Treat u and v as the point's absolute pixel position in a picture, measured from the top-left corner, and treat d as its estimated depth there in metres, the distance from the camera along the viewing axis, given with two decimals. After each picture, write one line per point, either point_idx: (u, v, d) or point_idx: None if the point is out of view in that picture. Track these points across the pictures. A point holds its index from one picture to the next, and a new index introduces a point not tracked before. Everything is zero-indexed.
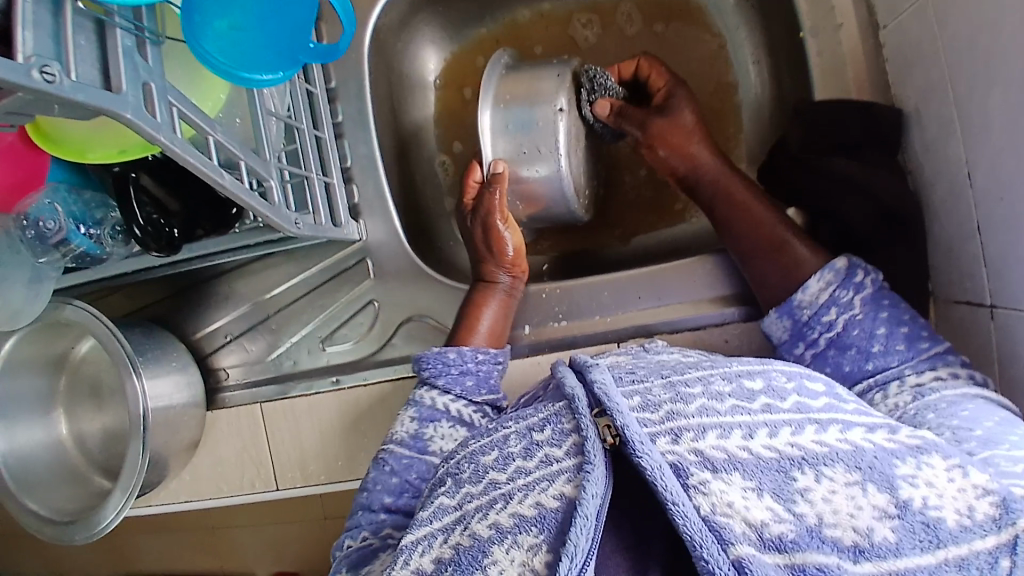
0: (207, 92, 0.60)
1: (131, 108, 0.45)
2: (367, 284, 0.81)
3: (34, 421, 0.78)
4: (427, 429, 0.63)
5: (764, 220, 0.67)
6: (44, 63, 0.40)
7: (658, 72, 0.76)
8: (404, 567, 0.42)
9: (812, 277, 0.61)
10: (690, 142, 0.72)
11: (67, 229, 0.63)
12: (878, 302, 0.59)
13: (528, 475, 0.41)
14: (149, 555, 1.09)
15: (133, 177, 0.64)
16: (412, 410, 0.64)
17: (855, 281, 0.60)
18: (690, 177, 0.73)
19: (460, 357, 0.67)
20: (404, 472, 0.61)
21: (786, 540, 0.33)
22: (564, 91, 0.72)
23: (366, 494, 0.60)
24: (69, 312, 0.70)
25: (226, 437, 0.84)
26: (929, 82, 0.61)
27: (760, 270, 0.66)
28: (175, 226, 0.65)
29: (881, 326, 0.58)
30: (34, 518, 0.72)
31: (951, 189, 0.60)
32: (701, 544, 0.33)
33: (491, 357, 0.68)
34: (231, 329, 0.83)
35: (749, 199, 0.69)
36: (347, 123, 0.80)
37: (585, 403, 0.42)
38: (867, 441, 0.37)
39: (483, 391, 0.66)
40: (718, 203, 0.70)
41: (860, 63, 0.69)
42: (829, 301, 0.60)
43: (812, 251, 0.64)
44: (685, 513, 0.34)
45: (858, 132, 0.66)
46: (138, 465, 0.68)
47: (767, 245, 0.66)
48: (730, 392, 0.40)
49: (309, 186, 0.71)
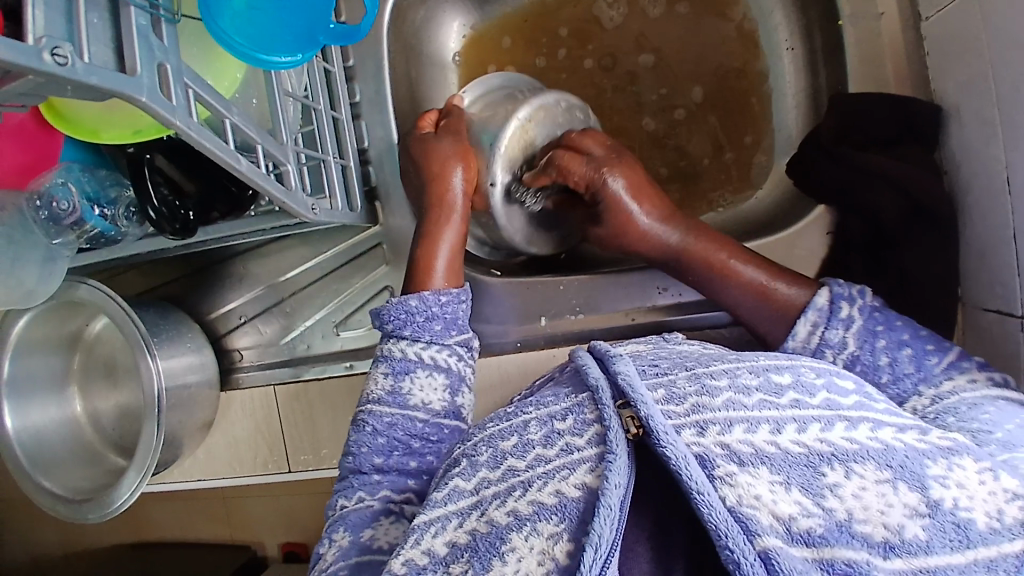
0: (222, 71, 0.59)
1: (146, 90, 0.45)
2: (383, 270, 0.80)
3: (49, 399, 0.78)
4: (404, 383, 0.59)
5: (737, 275, 0.65)
6: (55, 44, 0.40)
7: (578, 166, 0.68)
8: (415, 546, 0.42)
9: (798, 320, 0.60)
10: (638, 220, 0.68)
11: (82, 209, 0.63)
12: (872, 330, 0.58)
13: (548, 463, 0.41)
14: (162, 523, 1.08)
15: (147, 157, 0.64)
16: (384, 367, 0.60)
17: (842, 317, 0.59)
18: (647, 254, 0.70)
19: (423, 304, 0.61)
20: (388, 431, 0.58)
21: (814, 535, 0.33)
22: (496, 166, 0.72)
23: (353, 457, 0.58)
24: (83, 291, 0.71)
25: (239, 418, 0.84)
26: (969, 80, 0.60)
27: (750, 320, 0.65)
28: (190, 208, 0.65)
29: (883, 356, 0.56)
30: (47, 496, 0.73)
31: (986, 193, 0.59)
32: (726, 535, 0.33)
33: (456, 297, 0.63)
34: (245, 310, 0.83)
35: (714, 257, 0.66)
36: (364, 103, 0.79)
37: (609, 394, 0.42)
38: (897, 440, 0.36)
39: (453, 332, 0.62)
40: (685, 272, 0.68)
41: (898, 54, 0.69)
42: (821, 343, 0.59)
43: (794, 290, 0.62)
44: (710, 502, 0.34)
45: (892, 125, 0.66)
46: (152, 445, 0.68)
47: (749, 297, 0.64)
48: (758, 385, 0.39)
49: (326, 169, 0.70)
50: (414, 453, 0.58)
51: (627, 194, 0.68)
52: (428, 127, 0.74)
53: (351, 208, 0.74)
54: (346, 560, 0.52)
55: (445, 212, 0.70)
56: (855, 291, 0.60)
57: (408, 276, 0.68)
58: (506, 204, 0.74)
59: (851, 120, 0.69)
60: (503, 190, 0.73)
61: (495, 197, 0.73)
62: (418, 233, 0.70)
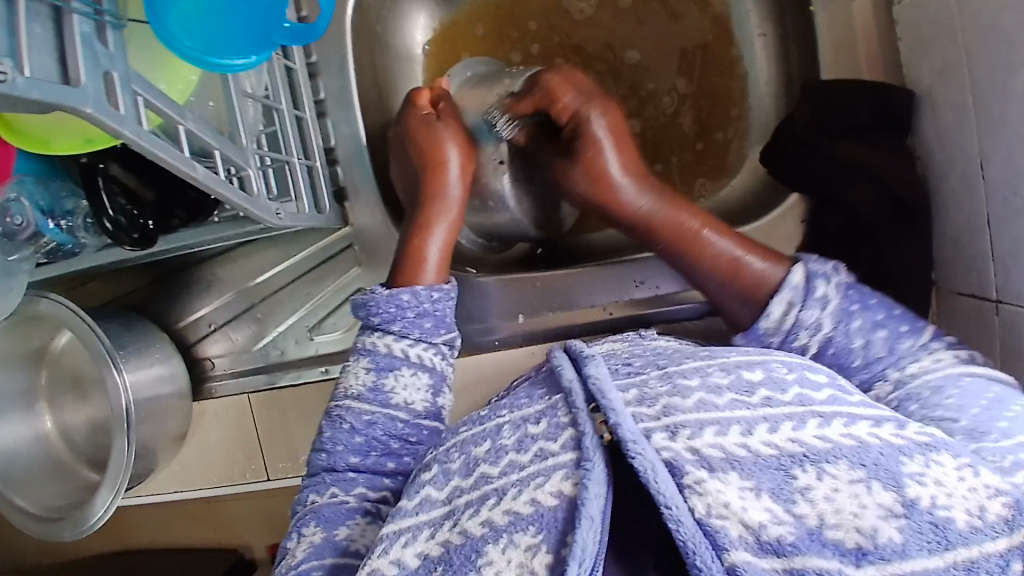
0: (174, 74, 0.56)
1: (92, 102, 0.43)
2: (354, 272, 0.79)
3: (17, 417, 0.76)
4: (386, 380, 0.57)
5: (711, 246, 0.61)
6: None
7: (566, 93, 0.66)
8: (382, 556, 0.41)
9: (773, 299, 0.55)
10: (612, 173, 0.66)
11: (36, 223, 0.61)
12: (847, 310, 0.54)
13: (520, 470, 0.40)
14: (148, 527, 1.04)
15: (101, 166, 0.61)
16: (366, 361, 0.57)
17: (818, 296, 0.54)
18: (614, 217, 0.67)
19: (414, 299, 0.59)
20: (367, 430, 0.56)
21: (785, 544, 0.32)
22: (503, 140, 0.71)
23: (327, 455, 0.56)
24: (43, 306, 0.69)
25: (212, 427, 0.83)
26: (945, 64, 0.59)
27: (716, 296, 0.61)
28: (149, 217, 0.63)
29: (857, 338, 0.53)
30: (18, 511, 0.72)
31: (965, 176, 0.58)
32: (694, 551, 0.33)
33: (446, 293, 0.61)
34: (214, 318, 0.81)
35: (688, 229, 0.62)
36: (329, 101, 0.76)
37: (581, 397, 0.42)
38: (872, 436, 0.35)
39: (442, 331, 0.60)
40: (659, 249, 0.64)
41: (871, 38, 0.68)
42: (796, 325, 0.54)
43: (769, 264, 0.58)
44: (679, 517, 0.33)
45: (866, 113, 0.64)
46: (124, 457, 0.66)
47: (720, 276, 0.60)
48: (729, 384, 0.38)
49: (291, 172, 0.68)
50: (391, 453, 0.56)
51: (609, 152, 0.66)
52: (425, 105, 0.70)
53: (319, 211, 0.72)
54: (320, 560, 0.49)
55: (443, 208, 0.67)
56: (832, 266, 0.55)
57: (397, 266, 0.65)
58: (514, 184, 0.74)
59: (830, 109, 0.66)
60: (511, 171, 0.73)
61: (501, 175, 0.73)
62: (409, 226, 0.68)
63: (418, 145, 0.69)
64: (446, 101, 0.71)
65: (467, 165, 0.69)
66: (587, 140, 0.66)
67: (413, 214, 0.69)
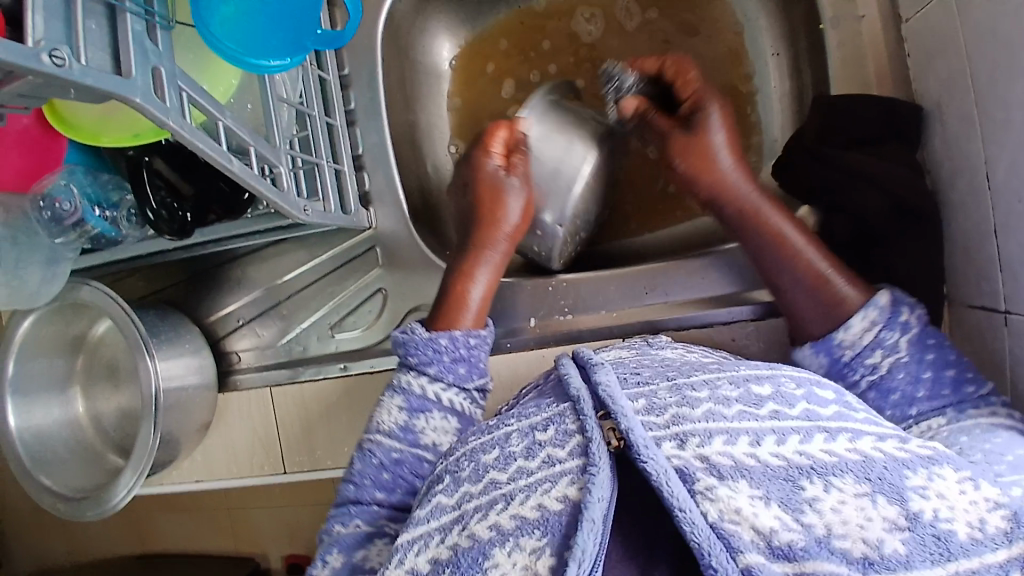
0: (214, 76, 0.59)
1: (140, 92, 0.45)
2: (377, 272, 0.81)
3: (52, 400, 0.80)
4: (417, 420, 0.58)
5: (808, 253, 0.60)
6: (52, 46, 0.40)
7: (694, 75, 0.67)
8: (399, 566, 0.43)
9: (855, 314, 0.56)
10: (720, 162, 0.64)
11: (83, 210, 0.64)
12: (923, 343, 0.55)
13: (530, 475, 0.41)
14: (169, 536, 1.07)
15: (146, 161, 0.66)
16: (400, 400, 0.59)
17: (899, 322, 0.55)
18: (720, 207, 0.64)
19: (452, 344, 0.62)
20: (394, 467, 0.57)
21: (796, 549, 0.33)
22: (573, 196, 0.72)
23: (353, 487, 0.57)
24: (84, 294, 0.72)
25: (236, 420, 0.85)
26: (956, 76, 0.58)
27: (796, 305, 0.60)
28: (187, 209, 0.66)
29: (927, 370, 0.54)
30: (48, 495, 0.75)
31: (971, 186, 0.57)
32: (709, 553, 0.33)
33: (483, 339, 0.64)
34: (243, 313, 0.84)
35: (786, 228, 0.61)
36: (360, 109, 0.78)
37: (591, 404, 0.43)
38: (876, 450, 0.36)
39: (475, 376, 0.62)
40: (745, 229, 0.63)
41: (880, 57, 0.66)
42: (874, 342, 0.55)
43: (858, 289, 0.58)
44: (692, 519, 0.34)
45: (877, 126, 0.63)
46: (149, 446, 0.69)
47: (807, 282, 0.59)
48: (738, 397, 0.40)
49: (319, 173, 0.71)
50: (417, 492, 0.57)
51: (721, 124, 0.65)
52: (499, 154, 0.70)
53: (346, 211, 0.75)
54: None
55: (484, 262, 0.68)
56: (913, 301, 0.57)
57: (439, 308, 0.66)
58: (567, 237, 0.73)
59: (838, 122, 0.66)
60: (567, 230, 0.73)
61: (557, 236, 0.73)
62: (451, 269, 0.69)
63: (480, 200, 0.69)
64: (524, 150, 0.71)
65: (522, 228, 0.70)
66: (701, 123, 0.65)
67: (453, 259, 0.70)
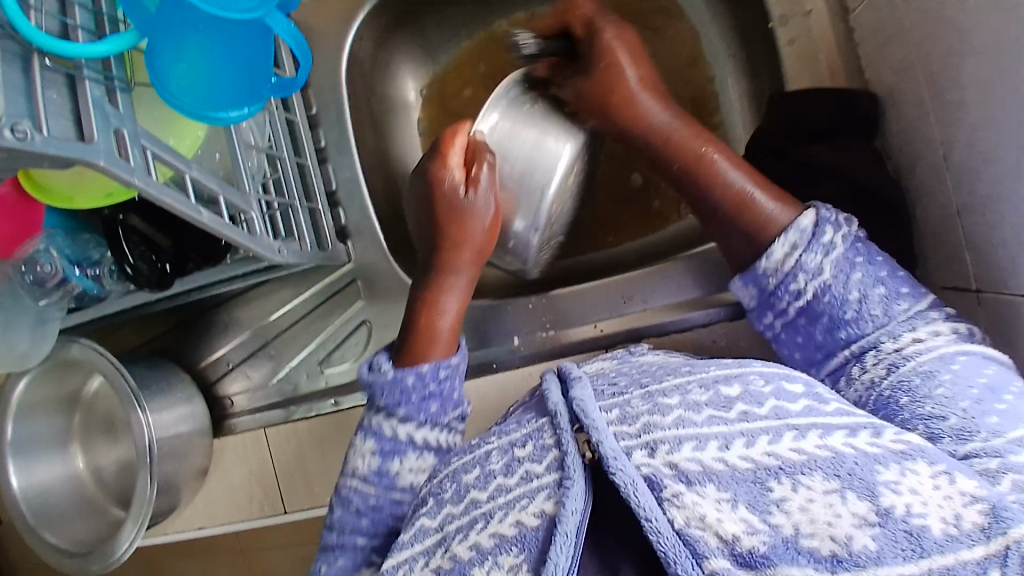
0: (183, 131, 0.59)
1: (104, 155, 0.46)
2: (359, 305, 0.81)
3: (53, 459, 0.81)
4: (392, 463, 0.57)
5: (726, 177, 0.58)
6: (13, 121, 0.41)
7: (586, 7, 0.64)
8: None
9: (777, 239, 0.54)
10: (640, 103, 0.63)
11: (64, 271, 0.66)
12: (850, 261, 0.52)
13: (508, 492, 0.40)
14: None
15: (121, 218, 0.66)
16: (371, 443, 0.57)
17: (824, 242, 0.53)
18: (637, 139, 0.64)
19: (419, 381, 0.58)
20: (371, 513, 0.56)
21: (757, 555, 0.32)
22: (539, 214, 0.66)
23: (336, 534, 0.57)
24: (76, 350, 0.73)
25: (234, 463, 0.84)
26: (902, 62, 0.58)
27: (726, 238, 0.58)
28: (166, 260, 0.67)
29: (855, 290, 0.51)
30: (51, 551, 0.75)
31: (932, 169, 0.57)
32: (675, 561, 0.32)
33: (454, 368, 0.59)
34: (231, 357, 0.84)
35: (708, 152, 0.60)
36: (330, 148, 0.80)
37: (566, 418, 0.42)
38: (847, 446, 0.34)
39: (450, 410, 0.59)
40: (667, 160, 0.62)
41: (832, 49, 0.66)
42: (796, 267, 0.53)
43: (779, 206, 0.56)
44: (659, 528, 0.33)
45: (835, 116, 0.63)
46: (147, 495, 0.69)
47: (727, 207, 0.58)
48: (707, 401, 0.37)
49: (294, 215, 0.72)
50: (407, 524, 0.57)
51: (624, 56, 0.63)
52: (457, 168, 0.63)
53: (321, 247, 0.76)
54: None
55: (449, 278, 0.65)
56: (843, 218, 0.54)
57: (405, 337, 0.62)
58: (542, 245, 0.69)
59: (795, 118, 0.65)
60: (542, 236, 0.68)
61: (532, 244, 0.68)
62: (416, 291, 0.66)
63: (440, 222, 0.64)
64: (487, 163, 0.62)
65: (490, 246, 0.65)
66: (602, 54, 0.63)
67: (418, 279, 0.66)
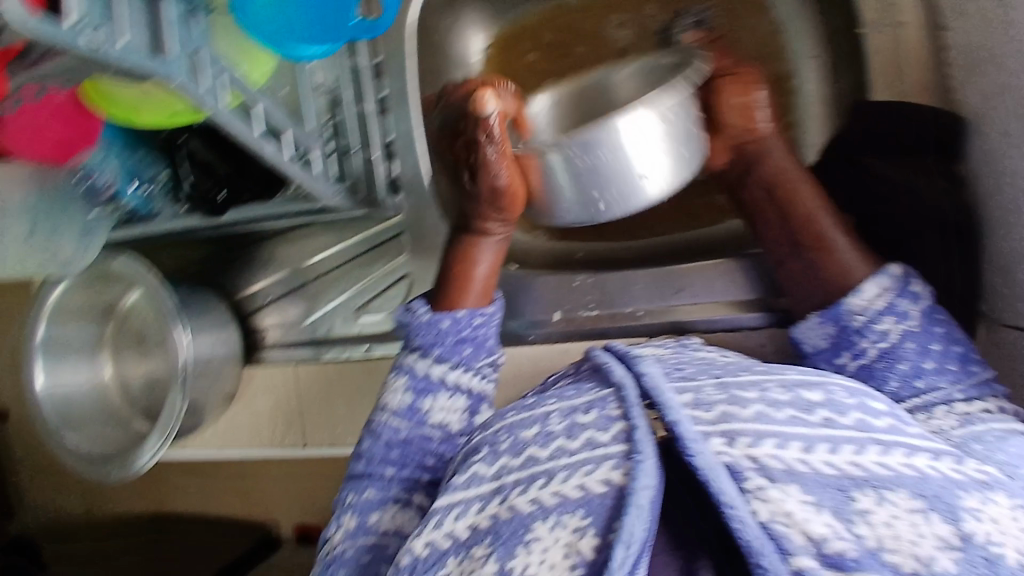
0: (256, 62, 0.55)
1: (179, 75, 0.44)
2: (401, 259, 0.82)
3: (81, 362, 0.82)
4: (423, 402, 0.58)
5: (815, 218, 0.60)
6: (92, 27, 0.38)
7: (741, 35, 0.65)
8: (436, 529, 0.41)
9: (867, 280, 0.55)
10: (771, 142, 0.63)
11: (118, 185, 0.65)
12: (933, 316, 0.54)
13: (570, 455, 0.39)
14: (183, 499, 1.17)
15: (181, 141, 0.65)
16: (405, 380, 0.59)
17: (913, 290, 0.54)
18: (753, 169, 0.63)
19: (455, 324, 0.61)
20: (402, 447, 0.57)
21: (846, 559, 0.31)
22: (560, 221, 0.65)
23: (364, 463, 0.57)
24: (117, 264, 0.73)
25: (260, 393, 0.85)
26: (988, 86, 0.56)
27: (797, 270, 0.59)
28: (221, 190, 0.66)
29: (935, 342, 0.53)
30: (74, 456, 0.75)
31: (1003, 207, 0.55)
32: (760, 552, 0.32)
33: (489, 317, 0.64)
34: (270, 291, 0.85)
35: (807, 194, 0.61)
36: (392, 97, 0.77)
37: (635, 393, 0.42)
38: (931, 469, 0.35)
39: (482, 355, 0.63)
40: (772, 193, 0.62)
41: (922, 64, 0.65)
42: (886, 308, 0.54)
43: (861, 259, 0.57)
44: (741, 516, 0.33)
45: (919, 137, 0.63)
46: (178, 410, 0.69)
47: (807, 244, 0.59)
48: (789, 401, 0.39)
49: (349, 159, 0.72)
50: (429, 469, 0.56)
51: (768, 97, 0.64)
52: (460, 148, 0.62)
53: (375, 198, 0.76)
54: (357, 542, 0.51)
55: (479, 239, 0.66)
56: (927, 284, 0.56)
57: (441, 284, 0.66)
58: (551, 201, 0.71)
59: (880, 132, 0.66)
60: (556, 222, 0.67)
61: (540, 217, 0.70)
62: (449, 250, 0.68)
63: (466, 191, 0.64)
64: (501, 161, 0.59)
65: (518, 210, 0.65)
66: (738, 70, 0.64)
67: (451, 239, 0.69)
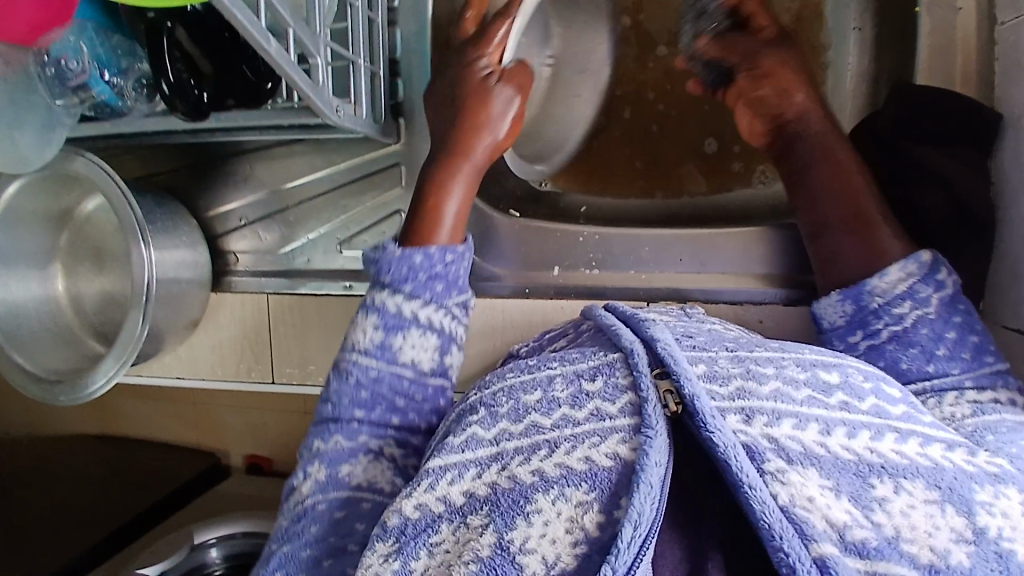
0: None
1: None
2: (397, 192, 0.75)
3: (30, 276, 0.74)
4: (394, 338, 0.54)
5: (857, 191, 0.58)
6: None
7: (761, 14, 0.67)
8: (429, 491, 0.38)
9: (891, 265, 0.53)
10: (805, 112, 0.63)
11: (90, 73, 0.59)
12: (954, 305, 0.52)
13: (575, 425, 0.37)
14: (132, 417, 1.13)
15: (167, 27, 0.59)
16: (374, 316, 0.54)
17: (937, 277, 0.52)
18: (789, 139, 0.63)
19: (427, 260, 0.56)
20: (372, 385, 0.53)
21: (869, 546, 0.30)
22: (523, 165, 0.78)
23: (331, 405, 0.53)
24: (79, 165, 0.65)
25: (228, 320, 0.80)
26: None
27: (836, 246, 0.58)
28: (204, 89, 0.59)
29: (952, 330, 0.51)
30: (19, 373, 0.69)
31: None
32: (781, 536, 0.31)
33: (460, 255, 0.58)
34: (245, 213, 0.79)
35: (847, 165, 0.60)
36: (402, 10, 0.73)
37: (645, 360, 0.39)
38: (946, 459, 0.34)
39: (454, 293, 0.57)
40: (811, 166, 0.61)
41: (971, 51, 0.62)
42: (906, 292, 0.52)
43: (899, 238, 0.55)
44: (763, 499, 0.32)
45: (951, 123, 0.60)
46: (136, 334, 0.64)
47: (846, 219, 0.58)
48: (805, 380, 0.37)
49: (354, 73, 0.64)
50: (399, 410, 0.53)
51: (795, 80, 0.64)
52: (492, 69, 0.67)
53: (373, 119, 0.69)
54: (325, 496, 0.48)
55: (461, 163, 0.63)
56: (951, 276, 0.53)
57: (411, 220, 0.61)
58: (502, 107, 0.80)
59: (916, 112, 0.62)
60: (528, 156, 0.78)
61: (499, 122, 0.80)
62: (422, 184, 0.63)
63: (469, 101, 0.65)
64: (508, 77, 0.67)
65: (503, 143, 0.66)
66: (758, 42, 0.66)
67: (426, 171, 0.64)
